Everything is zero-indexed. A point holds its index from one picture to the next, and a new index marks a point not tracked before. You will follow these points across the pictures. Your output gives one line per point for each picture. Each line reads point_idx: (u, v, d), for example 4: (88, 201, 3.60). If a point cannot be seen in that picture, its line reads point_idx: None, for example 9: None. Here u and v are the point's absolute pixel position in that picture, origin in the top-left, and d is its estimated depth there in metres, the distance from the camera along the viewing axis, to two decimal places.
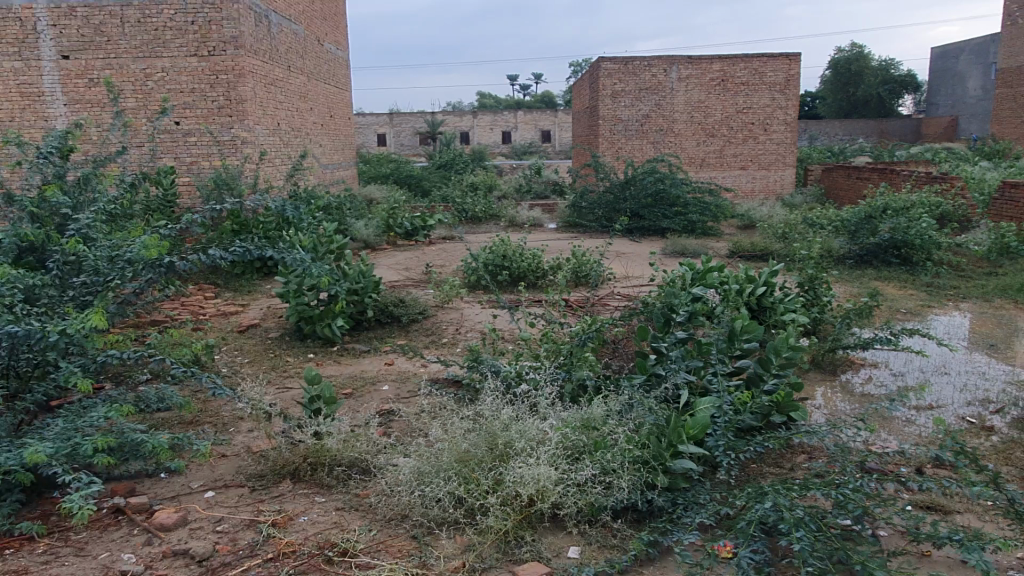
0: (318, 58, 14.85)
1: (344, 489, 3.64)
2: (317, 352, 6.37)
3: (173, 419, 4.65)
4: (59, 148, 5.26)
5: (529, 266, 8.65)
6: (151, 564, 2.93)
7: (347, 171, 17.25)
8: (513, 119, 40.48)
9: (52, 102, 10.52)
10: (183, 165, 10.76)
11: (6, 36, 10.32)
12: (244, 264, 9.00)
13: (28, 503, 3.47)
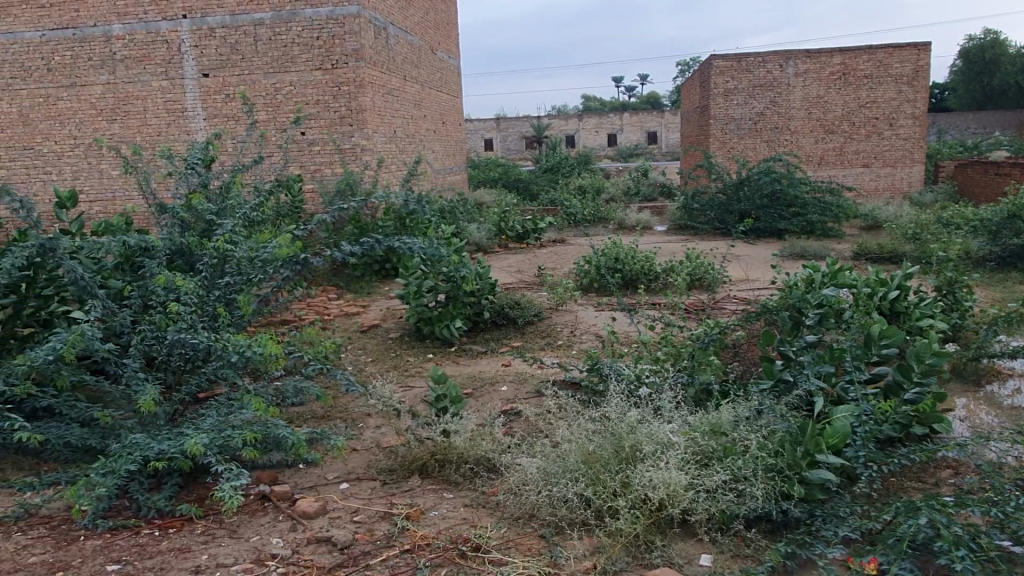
0: (432, 66, 15.28)
1: (472, 486, 3.72)
2: (436, 352, 6.56)
3: (308, 414, 4.90)
4: (203, 159, 5.60)
5: (642, 269, 8.56)
6: (298, 549, 3.11)
7: (457, 176, 17.65)
8: (619, 121, 40.16)
9: (194, 117, 11.36)
10: (308, 173, 11.35)
11: (155, 57, 11.24)
12: (365, 267, 9.39)
13: (186, 487, 3.76)
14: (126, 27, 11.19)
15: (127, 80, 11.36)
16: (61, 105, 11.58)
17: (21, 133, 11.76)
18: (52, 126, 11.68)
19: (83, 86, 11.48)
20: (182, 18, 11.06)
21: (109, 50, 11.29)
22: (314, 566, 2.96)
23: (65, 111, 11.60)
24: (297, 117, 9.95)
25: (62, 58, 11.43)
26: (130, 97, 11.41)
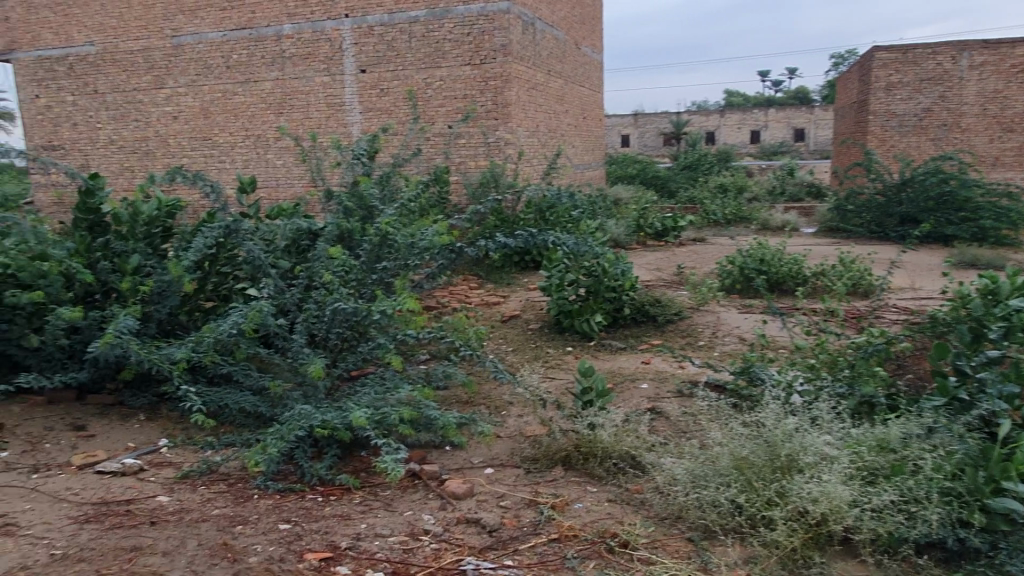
0: (575, 61, 15.28)
1: (616, 482, 3.70)
2: (575, 346, 6.56)
3: (453, 398, 5.05)
4: (367, 151, 5.94)
5: (790, 271, 8.14)
6: (449, 527, 3.23)
7: (596, 172, 17.57)
8: (763, 118, 38.47)
9: (351, 111, 12.01)
10: (453, 166, 11.68)
11: (319, 54, 11.98)
12: (505, 259, 9.56)
13: (343, 458, 4.01)
14: (295, 27, 12.00)
15: (293, 76, 12.19)
16: (236, 100, 12.61)
17: (202, 126, 12.92)
18: (228, 119, 12.74)
19: (256, 82, 12.43)
20: (345, 18, 11.72)
21: (279, 48, 12.15)
22: (465, 545, 3.06)
23: (239, 105, 12.62)
24: (464, 113, 10.12)
25: (239, 56, 12.43)
26: (296, 92, 12.23)
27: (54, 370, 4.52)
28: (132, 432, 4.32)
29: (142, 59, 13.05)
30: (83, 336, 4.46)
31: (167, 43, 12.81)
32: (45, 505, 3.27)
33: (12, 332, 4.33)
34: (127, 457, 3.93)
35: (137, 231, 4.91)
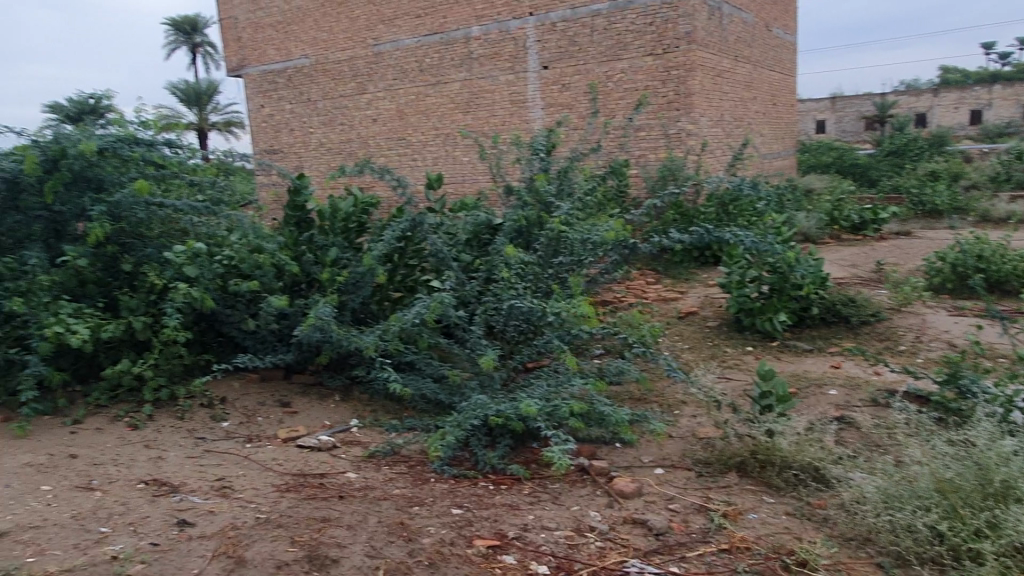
0: (765, 44, 14.47)
1: (796, 495, 3.47)
2: (756, 346, 6.23)
3: (625, 394, 4.99)
4: (545, 146, 6.02)
5: (1015, 270, 7.16)
6: (615, 526, 3.20)
7: (786, 161, 16.56)
8: (987, 95, 34.15)
9: (534, 108, 12.24)
10: (633, 158, 11.47)
11: (504, 54, 12.34)
12: (684, 253, 9.28)
13: (515, 449, 4.12)
14: (482, 28, 12.47)
15: (480, 76, 12.66)
16: (428, 101, 13.34)
17: (397, 127, 13.82)
18: (420, 120, 13.53)
19: (446, 84, 13.07)
20: (530, 16, 11.98)
21: (468, 50, 12.68)
22: (629, 547, 3.02)
23: (430, 106, 13.35)
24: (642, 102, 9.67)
25: (431, 60, 13.16)
26: (482, 92, 12.71)
27: (266, 351, 4.98)
28: (328, 411, 4.71)
29: (347, 67, 14.20)
30: (289, 322, 4.92)
31: (369, 51, 13.84)
32: (254, 473, 3.63)
33: (233, 316, 4.85)
34: (323, 434, 4.30)
35: (336, 227, 5.36)
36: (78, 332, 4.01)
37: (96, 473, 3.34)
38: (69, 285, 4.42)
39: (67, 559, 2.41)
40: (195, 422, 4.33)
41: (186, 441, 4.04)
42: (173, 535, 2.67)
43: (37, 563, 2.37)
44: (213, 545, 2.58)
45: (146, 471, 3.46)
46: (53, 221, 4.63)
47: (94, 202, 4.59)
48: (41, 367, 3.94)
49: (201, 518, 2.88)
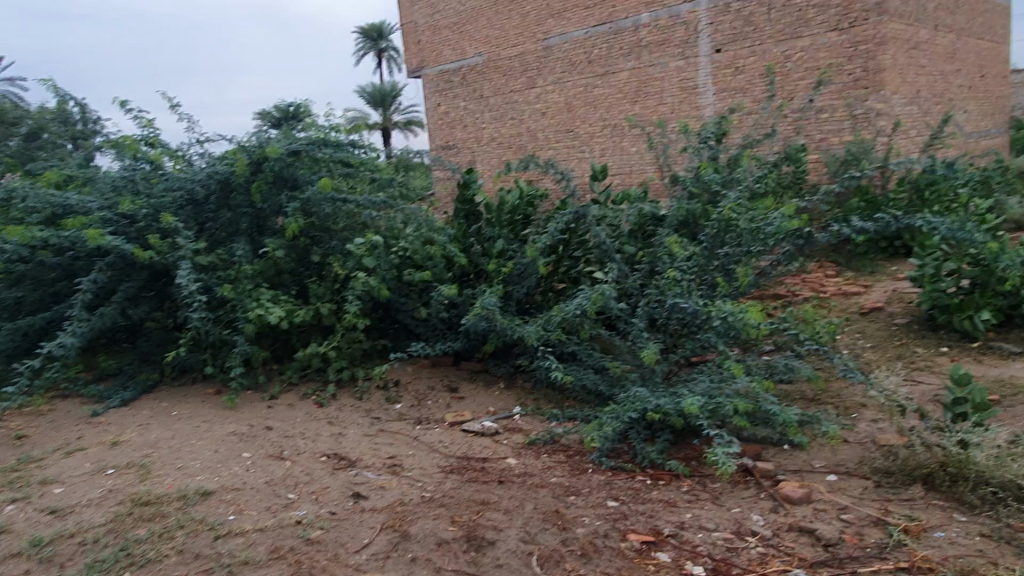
0: (973, 10, 12.96)
1: (992, 515, 3.10)
2: (952, 346, 5.62)
3: (796, 393, 4.70)
4: (715, 133, 5.81)
5: None
6: (779, 533, 3.04)
7: (997, 140, 14.74)
8: None
9: (705, 94, 11.81)
10: (814, 143, 10.53)
11: (675, 39, 12.08)
12: (870, 244, 8.55)
13: (675, 444, 4.05)
14: (652, 15, 12.27)
15: (649, 64, 12.47)
16: (597, 92, 13.35)
17: (565, 119, 13.95)
18: (588, 111, 13.57)
19: (615, 74, 13.01)
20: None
21: (637, 39, 12.58)
22: (794, 555, 2.87)
23: (599, 97, 13.35)
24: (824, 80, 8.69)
25: (600, 50, 13.16)
26: (651, 79, 12.49)
27: (436, 338, 5.24)
28: (492, 398, 4.89)
29: (518, 63, 14.55)
30: (458, 311, 5.15)
31: (539, 46, 14.08)
32: (422, 453, 3.86)
33: (407, 305, 5.16)
34: (487, 419, 4.47)
35: (502, 219, 5.52)
36: (274, 316, 4.44)
37: (287, 445, 3.69)
38: (268, 274, 4.92)
39: (260, 519, 2.68)
40: (372, 402, 4.66)
41: (364, 420, 4.35)
42: (348, 507, 2.89)
43: (235, 521, 2.66)
44: (382, 518, 2.77)
45: (329, 446, 3.77)
46: (256, 217, 5.16)
47: (289, 200, 5.06)
48: (244, 347, 4.41)
49: (373, 492, 3.09)
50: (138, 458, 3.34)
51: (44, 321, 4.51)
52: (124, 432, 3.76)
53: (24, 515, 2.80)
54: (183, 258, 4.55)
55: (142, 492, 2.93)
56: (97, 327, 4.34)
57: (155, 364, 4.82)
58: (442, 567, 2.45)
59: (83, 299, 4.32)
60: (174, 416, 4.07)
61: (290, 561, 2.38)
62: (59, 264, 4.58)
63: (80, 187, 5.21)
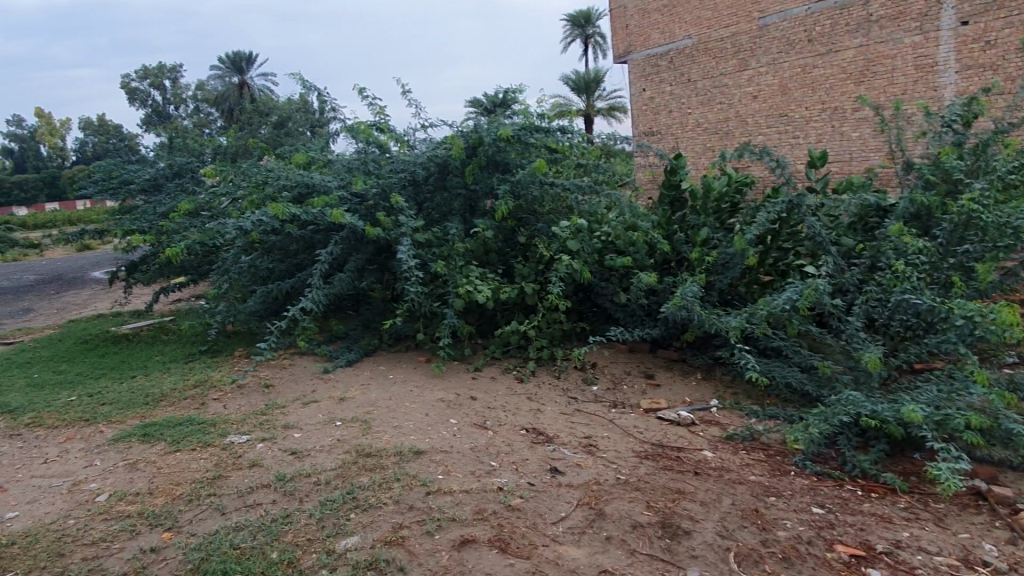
0: None
1: None
2: None
3: None
4: (961, 117, 5.19)
5: None
6: (1017, 567, 2.70)
7: None
8: None
9: (945, 72, 10.67)
10: None
11: (911, 12, 10.99)
12: None
13: (892, 456, 3.73)
14: None
15: (880, 40, 11.44)
16: (817, 73, 12.49)
17: (779, 102, 13.19)
18: (805, 93, 12.75)
19: (839, 52, 12.07)
20: None
21: (867, 13, 11.60)
22: None
23: (819, 78, 12.49)
24: None
25: (822, 27, 12.25)
26: (881, 57, 11.46)
27: (634, 324, 5.22)
28: (689, 388, 4.79)
29: (731, 44, 13.87)
30: (658, 298, 5.10)
31: (755, 25, 13.39)
32: (617, 436, 3.89)
33: (607, 289, 5.20)
34: (684, 409, 4.40)
35: (709, 207, 5.35)
36: (482, 292, 4.68)
37: (490, 415, 3.89)
38: (477, 253, 5.20)
39: (466, 481, 2.87)
40: (569, 382, 4.75)
41: (561, 398, 4.47)
42: (546, 480, 2.99)
43: (443, 480, 2.86)
44: (578, 495, 2.83)
45: (528, 420, 3.93)
46: (469, 198, 5.46)
47: (500, 182, 5.28)
48: (454, 320, 4.70)
49: (570, 469, 3.17)
50: (361, 414, 3.71)
51: (289, 287, 5.12)
52: (350, 390, 4.17)
53: (271, 452, 3.22)
54: (404, 234, 4.94)
55: (365, 445, 3.24)
56: (331, 294, 4.85)
57: (376, 331, 5.29)
58: (637, 549, 2.45)
59: (321, 268, 4.86)
60: (391, 379, 4.44)
61: (493, 523, 2.52)
62: (302, 236, 5.17)
63: (320, 169, 5.83)
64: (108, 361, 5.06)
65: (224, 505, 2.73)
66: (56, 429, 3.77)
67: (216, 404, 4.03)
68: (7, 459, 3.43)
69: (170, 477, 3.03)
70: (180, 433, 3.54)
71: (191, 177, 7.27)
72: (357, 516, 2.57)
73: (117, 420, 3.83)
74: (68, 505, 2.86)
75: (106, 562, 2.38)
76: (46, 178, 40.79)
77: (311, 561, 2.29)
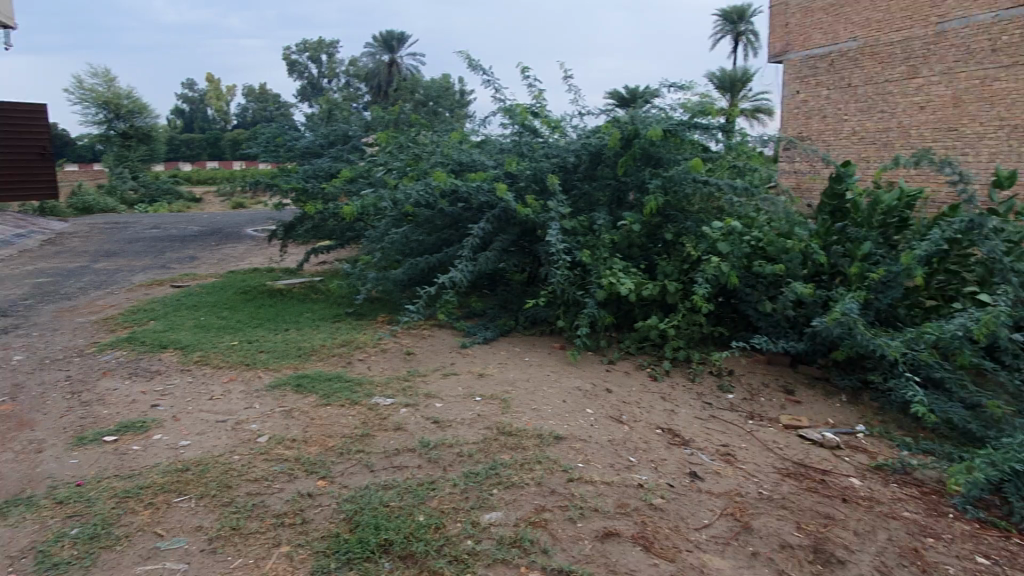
0: None
1: None
2: None
3: None
4: None
5: None
6: None
7: None
8: None
9: None
10: None
11: None
12: None
13: None
14: None
15: None
16: (997, 86, 11.48)
17: (950, 115, 12.22)
18: (982, 108, 11.74)
19: None
20: None
21: None
22: None
23: (999, 92, 11.47)
24: None
25: (1011, 37, 11.23)
26: None
27: (779, 335, 4.91)
28: (834, 410, 4.50)
29: (900, 49, 12.96)
30: (807, 311, 4.81)
31: (931, 31, 12.40)
32: (756, 449, 3.58)
33: (753, 296, 4.96)
34: (827, 431, 4.13)
35: (873, 220, 5.00)
36: (625, 285, 4.57)
37: (625, 409, 3.81)
38: (622, 245, 5.11)
39: (606, 473, 2.83)
40: (704, 386, 4.53)
41: (695, 402, 4.22)
42: (686, 483, 2.90)
43: (584, 469, 2.85)
44: (722, 504, 2.74)
45: (663, 417, 3.79)
46: (617, 189, 5.37)
47: (652, 176, 5.16)
48: (594, 310, 4.63)
49: (710, 475, 3.05)
50: (500, 393, 3.75)
51: (435, 261, 5.24)
52: (488, 368, 4.23)
53: (415, 418, 3.32)
54: (552, 220, 4.93)
55: (505, 423, 3.28)
56: (475, 271, 4.92)
57: (512, 313, 5.32)
58: (786, 571, 2.33)
59: (469, 244, 4.94)
60: (527, 362, 4.46)
61: (637, 520, 2.48)
62: (452, 212, 5.29)
63: (473, 148, 5.94)
64: (264, 313, 5.41)
65: (373, 463, 2.84)
66: (221, 369, 4.07)
67: (361, 365, 4.22)
68: (180, 392, 3.73)
69: (323, 429, 3.19)
70: (330, 388, 3.72)
71: (347, 146, 7.62)
72: (499, 492, 2.61)
73: (274, 369, 4.08)
74: (234, 441, 3.07)
75: (269, 500, 2.55)
76: (209, 139, 44.21)
77: (457, 529, 2.35)
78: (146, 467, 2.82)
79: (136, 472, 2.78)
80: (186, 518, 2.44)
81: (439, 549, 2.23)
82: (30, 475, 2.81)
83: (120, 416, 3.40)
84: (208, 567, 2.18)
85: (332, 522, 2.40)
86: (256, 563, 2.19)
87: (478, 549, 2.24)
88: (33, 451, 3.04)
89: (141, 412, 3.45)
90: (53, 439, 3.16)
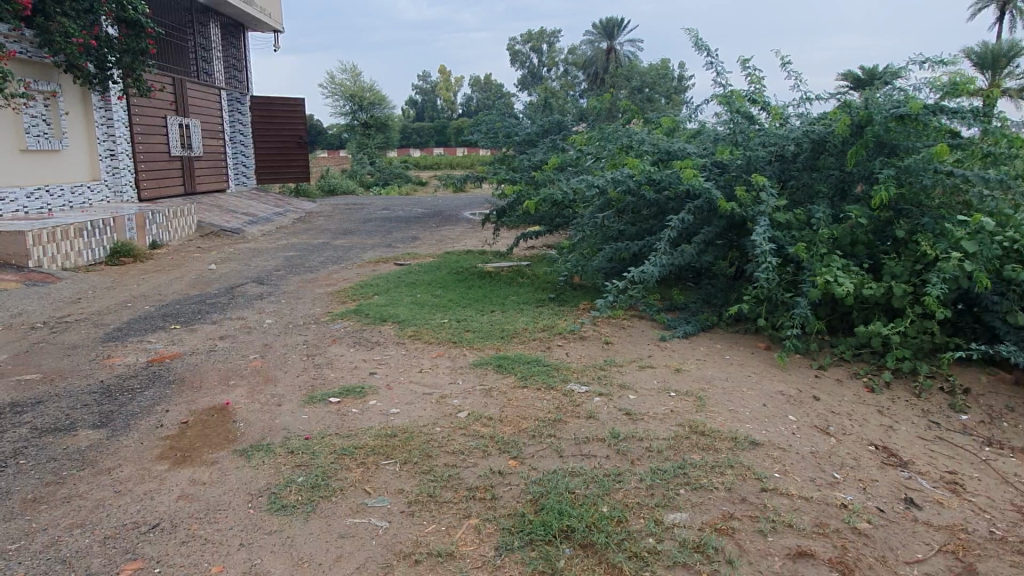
0: None
1: None
2: None
3: None
4: None
5: None
6: None
7: None
8: None
9: None
10: None
11: None
12: None
13: None
14: None
15: None
16: None
17: None
18: None
19: None
20: None
21: None
22: None
23: None
24: None
25: None
26: None
27: None
28: None
29: None
30: None
31: None
32: (991, 481, 3.10)
33: (1001, 305, 4.28)
34: None
35: None
36: (844, 284, 4.20)
37: (834, 420, 3.52)
38: (843, 241, 4.70)
39: (805, 488, 2.65)
40: (931, 403, 3.99)
41: (919, 420, 3.76)
42: (899, 510, 2.61)
43: (781, 480, 2.69)
44: (942, 539, 2.44)
45: (878, 434, 3.44)
46: (842, 181, 4.94)
47: (884, 166, 4.68)
48: (805, 309, 4.30)
49: (930, 504, 2.73)
50: (696, 390, 3.64)
51: (637, 250, 5.19)
52: (686, 363, 4.13)
53: (607, 409, 3.33)
54: (764, 212, 4.66)
55: (698, 422, 3.18)
56: (675, 262, 4.81)
57: (715, 308, 5.11)
58: None
59: (672, 234, 4.82)
60: (727, 360, 4.27)
61: (837, 542, 2.30)
62: (657, 200, 5.22)
63: (686, 137, 5.80)
64: (474, 293, 5.73)
65: (562, 448, 2.90)
66: (431, 344, 4.38)
67: (560, 351, 4.31)
68: (394, 363, 4.08)
69: (518, 410, 3.32)
70: (528, 370, 3.85)
71: (560, 134, 7.76)
72: (686, 493, 2.55)
73: (478, 347, 4.31)
74: (437, 413, 3.30)
75: (463, 473, 2.71)
76: (438, 127, 47.51)
77: (639, 525, 2.34)
78: (360, 429, 3.13)
79: (354, 433, 3.09)
80: (391, 481, 2.67)
81: (620, 543, 2.23)
82: (271, 425, 3.24)
83: (345, 380, 3.80)
84: (405, 527, 2.38)
85: (519, 502, 2.50)
86: (447, 530, 2.35)
87: (659, 549, 2.22)
88: (275, 404, 3.49)
89: (361, 378, 3.82)
90: (290, 395, 3.61)
